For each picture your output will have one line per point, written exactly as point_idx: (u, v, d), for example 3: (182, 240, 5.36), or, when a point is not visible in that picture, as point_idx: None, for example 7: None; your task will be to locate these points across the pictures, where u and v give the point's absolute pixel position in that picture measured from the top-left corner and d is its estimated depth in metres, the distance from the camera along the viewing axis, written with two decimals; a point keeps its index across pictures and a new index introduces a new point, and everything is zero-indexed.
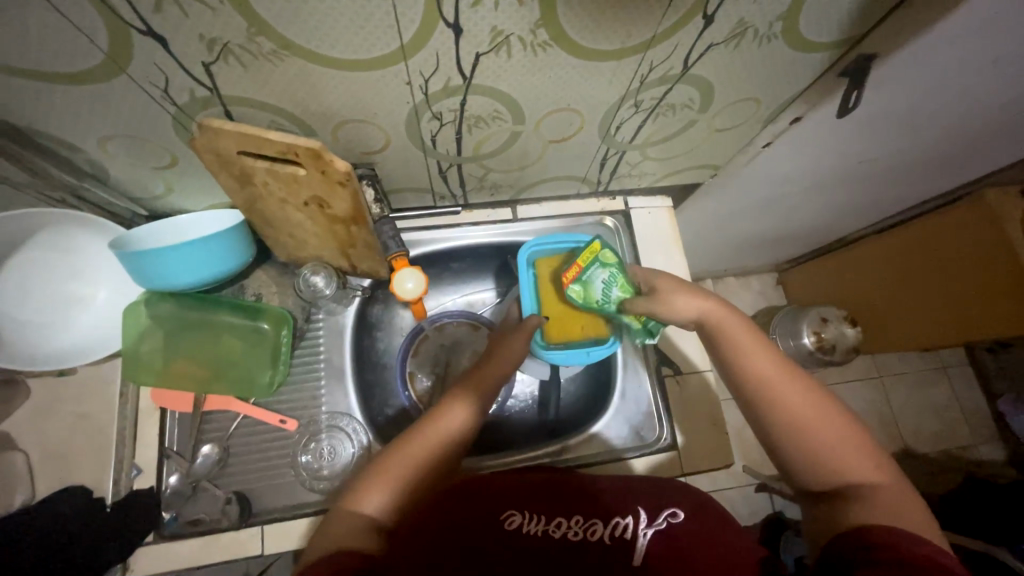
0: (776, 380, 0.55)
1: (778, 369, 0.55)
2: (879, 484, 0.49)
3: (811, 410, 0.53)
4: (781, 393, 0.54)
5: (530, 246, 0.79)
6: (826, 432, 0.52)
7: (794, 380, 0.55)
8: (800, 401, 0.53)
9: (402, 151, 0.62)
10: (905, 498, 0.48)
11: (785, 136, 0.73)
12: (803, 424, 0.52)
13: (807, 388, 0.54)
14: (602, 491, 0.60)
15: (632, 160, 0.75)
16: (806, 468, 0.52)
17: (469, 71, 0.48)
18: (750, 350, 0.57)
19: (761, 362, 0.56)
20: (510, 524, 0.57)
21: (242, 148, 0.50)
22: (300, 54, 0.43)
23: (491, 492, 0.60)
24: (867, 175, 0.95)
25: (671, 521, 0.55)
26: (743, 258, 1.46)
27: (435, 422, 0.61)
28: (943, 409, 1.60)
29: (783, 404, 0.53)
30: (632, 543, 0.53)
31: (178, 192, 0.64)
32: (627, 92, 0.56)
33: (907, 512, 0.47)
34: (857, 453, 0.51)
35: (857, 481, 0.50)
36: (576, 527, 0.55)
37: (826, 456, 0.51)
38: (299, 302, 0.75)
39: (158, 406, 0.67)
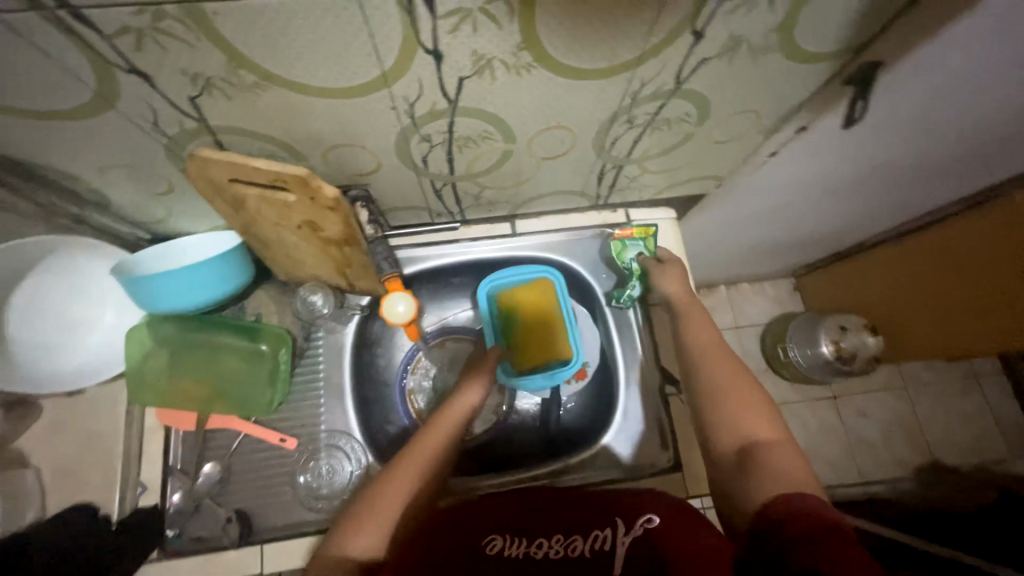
0: (710, 346, 0.67)
1: (719, 346, 0.66)
2: (777, 443, 0.54)
3: (734, 376, 0.62)
4: (709, 355, 0.65)
5: (490, 280, 0.84)
6: (738, 394, 0.59)
7: (728, 356, 0.65)
8: (723, 364, 0.63)
9: (395, 172, 0.62)
10: (799, 459, 0.52)
11: (792, 143, 0.70)
12: (724, 382, 0.61)
13: (736, 361, 0.64)
14: (584, 504, 0.58)
15: (630, 174, 0.73)
16: (718, 420, 0.59)
17: (454, 93, 0.48)
18: (695, 324, 0.70)
19: (703, 332, 0.69)
20: (492, 549, 0.55)
21: (233, 176, 0.51)
22: (283, 84, 0.43)
23: (471, 515, 0.59)
24: (883, 180, 0.91)
25: (647, 526, 0.53)
26: (756, 264, 1.42)
27: (437, 422, 0.68)
28: (975, 420, 1.53)
29: (714, 365, 0.64)
30: (612, 554, 0.52)
31: (177, 216, 0.65)
32: (619, 109, 0.55)
33: (799, 466, 0.52)
34: (762, 414, 0.57)
35: (762, 439, 0.55)
36: (557, 546, 0.54)
37: (732, 407, 0.59)
38: (299, 321, 0.76)
39: (163, 424, 0.69)
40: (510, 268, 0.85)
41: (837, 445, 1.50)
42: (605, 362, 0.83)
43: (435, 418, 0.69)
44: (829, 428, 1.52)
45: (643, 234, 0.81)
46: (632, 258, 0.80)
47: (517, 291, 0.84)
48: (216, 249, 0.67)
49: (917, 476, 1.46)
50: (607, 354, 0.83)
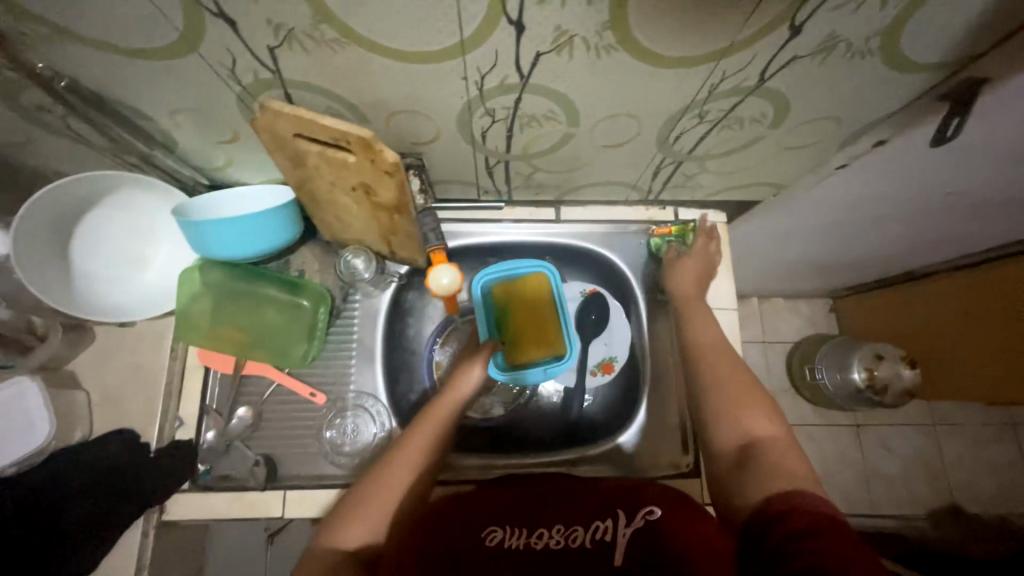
0: (710, 340, 0.69)
1: (716, 343, 0.68)
2: (773, 438, 0.56)
3: (733, 373, 0.64)
4: (707, 353, 0.67)
5: (486, 273, 0.82)
6: (738, 391, 0.61)
7: (725, 354, 0.67)
8: (721, 362, 0.66)
9: (451, 144, 0.61)
10: (794, 451, 0.54)
11: (864, 157, 0.67)
12: (724, 379, 0.63)
13: (734, 359, 0.66)
14: (585, 490, 0.59)
15: (688, 172, 0.71)
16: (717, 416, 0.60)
17: (528, 69, 0.47)
18: (695, 320, 0.72)
19: (704, 329, 0.71)
20: (491, 541, 0.55)
21: (298, 131, 0.52)
22: (362, 43, 0.43)
23: (473, 506, 0.60)
24: (953, 208, 0.85)
25: (648, 518, 0.53)
26: (796, 280, 1.37)
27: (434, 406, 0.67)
28: (1005, 469, 1.46)
29: (714, 365, 0.65)
30: (612, 545, 0.53)
31: (236, 166, 0.66)
32: (692, 102, 0.53)
33: (794, 459, 0.53)
34: (760, 412, 0.59)
35: (761, 436, 0.56)
36: (557, 535, 0.55)
37: (730, 401, 0.60)
38: (339, 282, 0.77)
39: (204, 364, 0.72)
40: (512, 261, 0.82)
41: (854, 475, 1.46)
42: (633, 359, 0.83)
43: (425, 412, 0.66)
44: (847, 456, 1.48)
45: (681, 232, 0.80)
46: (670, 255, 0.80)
47: (518, 285, 0.82)
48: (270, 202, 0.68)
49: (933, 517, 1.42)
50: (637, 351, 0.83)
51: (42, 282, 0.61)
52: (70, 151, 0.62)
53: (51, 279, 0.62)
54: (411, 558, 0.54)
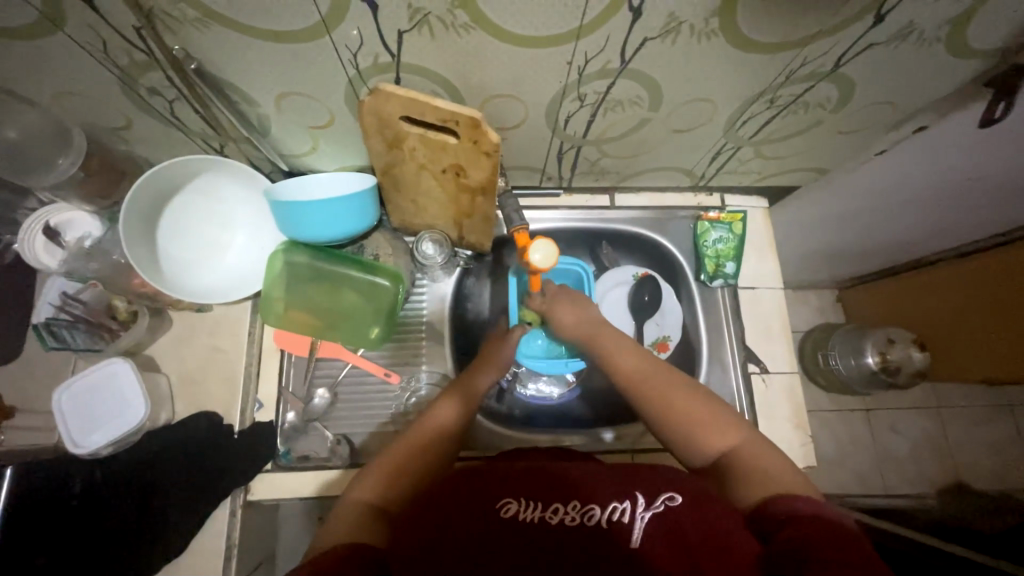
0: (633, 371, 0.62)
1: (645, 366, 0.63)
2: (742, 445, 0.55)
3: (678, 398, 0.59)
4: (642, 382, 0.61)
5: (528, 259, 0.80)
6: (695, 414, 0.58)
7: (658, 375, 0.61)
8: (660, 391, 0.60)
9: (534, 129, 0.65)
10: (766, 451, 0.54)
11: (904, 144, 0.72)
12: (673, 411, 0.58)
13: (672, 380, 0.61)
14: (601, 474, 0.53)
15: (743, 157, 0.76)
16: (687, 447, 0.57)
17: (630, 55, 0.51)
18: (615, 352, 0.65)
19: (625, 360, 0.64)
20: (506, 513, 0.49)
21: (405, 112, 0.54)
22: (488, 28, 0.46)
23: (479, 479, 0.52)
24: (972, 196, 0.92)
25: (669, 504, 0.48)
26: (813, 270, 1.44)
27: (434, 412, 0.64)
28: (1006, 448, 1.54)
29: (656, 395, 0.60)
30: (630, 529, 0.47)
31: (319, 151, 0.69)
32: (767, 88, 0.58)
33: (769, 462, 0.53)
34: (721, 425, 0.57)
35: (732, 449, 0.55)
36: (573, 513, 0.48)
37: (690, 427, 0.57)
38: (409, 262, 0.79)
39: (279, 347, 0.74)
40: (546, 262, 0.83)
41: (866, 457, 1.53)
42: (686, 341, 0.86)
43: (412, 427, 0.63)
44: (860, 438, 1.55)
45: (731, 220, 0.85)
46: (715, 240, 0.84)
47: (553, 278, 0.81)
48: (348, 186, 0.69)
49: (943, 495, 1.49)
50: (690, 332, 0.86)
51: (139, 258, 0.62)
52: (162, 135, 0.64)
53: (142, 256, 0.64)
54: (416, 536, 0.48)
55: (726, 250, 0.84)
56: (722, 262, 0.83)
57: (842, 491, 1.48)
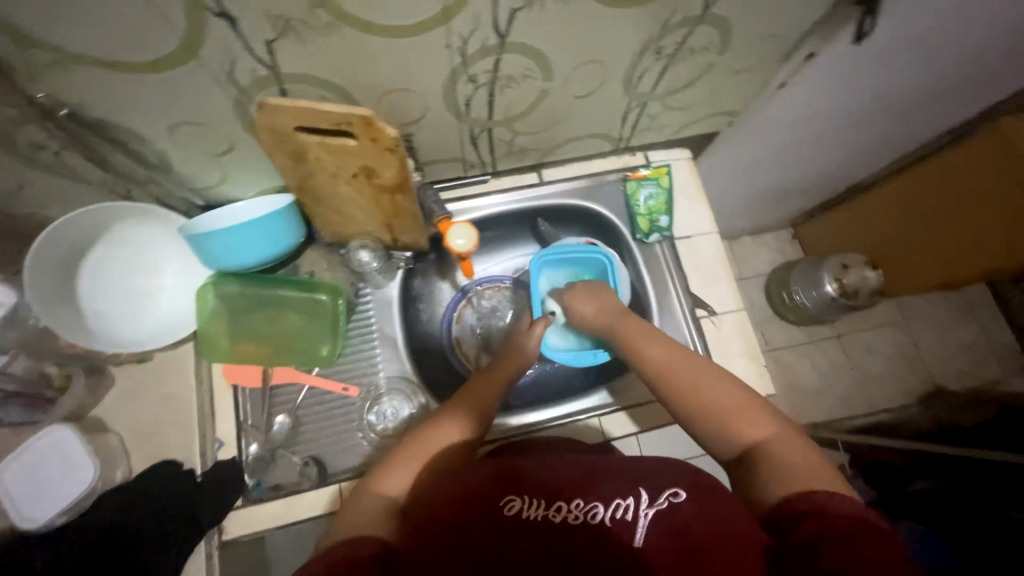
0: (659, 357, 0.61)
1: (670, 352, 0.61)
2: (772, 439, 0.52)
3: (706, 383, 0.57)
4: (668, 368, 0.59)
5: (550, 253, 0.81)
6: (724, 401, 0.55)
7: (685, 359, 0.60)
8: (690, 375, 0.58)
9: (438, 119, 0.65)
10: (799, 447, 0.51)
11: (801, 73, 0.75)
12: (701, 395, 0.56)
13: (704, 365, 0.59)
14: (610, 470, 0.55)
15: (652, 113, 0.77)
16: (714, 436, 0.55)
17: (505, 28, 0.52)
18: (639, 337, 0.64)
19: (649, 347, 0.62)
20: (509, 510, 0.51)
21: (299, 123, 0.54)
22: (355, 24, 0.46)
23: (490, 478, 0.55)
24: (882, 113, 0.95)
25: (673, 501, 0.50)
26: (760, 213, 1.48)
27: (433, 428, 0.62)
28: (972, 346, 1.61)
29: (680, 379, 0.58)
30: (632, 525, 0.49)
31: (231, 179, 0.68)
32: (650, 39, 0.59)
33: (799, 457, 0.49)
34: (752, 415, 0.54)
35: (759, 441, 0.52)
36: (576, 510, 0.51)
37: (720, 414, 0.55)
38: (349, 275, 0.79)
39: (231, 382, 0.72)
40: (568, 245, 0.81)
41: (845, 381, 1.58)
42: (637, 300, 0.87)
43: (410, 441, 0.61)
44: (836, 364, 1.60)
45: (657, 175, 0.87)
46: (645, 198, 0.86)
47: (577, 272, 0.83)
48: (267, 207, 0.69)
49: (923, 403, 1.55)
50: (640, 290, 0.88)
51: (59, 321, 0.62)
52: (62, 189, 0.62)
53: (66, 318, 0.64)
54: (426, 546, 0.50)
55: (655, 206, 0.86)
56: (656, 219, 0.86)
57: (828, 418, 1.53)
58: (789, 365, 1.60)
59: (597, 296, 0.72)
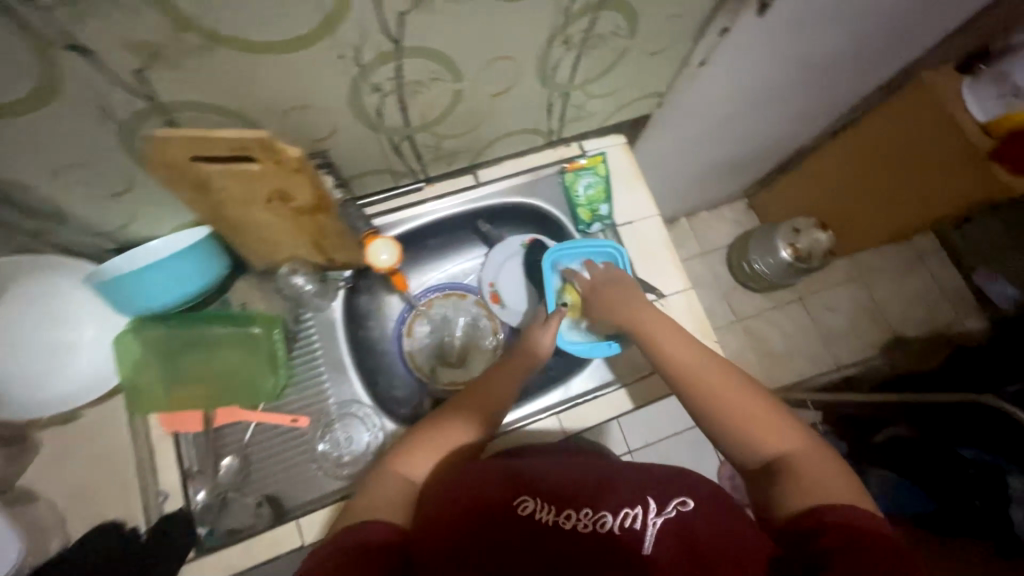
0: (685, 359, 0.62)
1: (698, 356, 0.62)
2: (796, 451, 0.53)
3: (731, 391, 0.58)
4: (694, 372, 0.61)
5: (560, 249, 0.82)
6: (748, 408, 0.56)
7: (712, 364, 0.61)
8: (716, 384, 0.59)
9: (352, 131, 0.63)
10: (823, 462, 0.52)
11: (719, 48, 0.74)
12: (726, 401, 0.57)
13: (730, 375, 0.59)
14: (622, 477, 0.55)
15: (577, 102, 0.76)
16: (738, 444, 0.56)
17: (398, 33, 0.49)
18: (666, 339, 0.65)
19: (678, 350, 0.64)
20: (523, 510, 0.52)
21: (195, 152, 0.51)
22: (231, 42, 0.43)
23: (504, 480, 0.56)
24: (808, 80, 0.96)
25: (681, 509, 0.50)
26: (711, 190, 1.50)
27: (448, 426, 0.63)
28: (922, 294, 1.61)
29: (702, 384, 0.59)
30: (642, 534, 0.49)
31: (140, 220, 0.64)
32: (555, 30, 0.58)
33: (823, 472, 0.50)
34: (777, 426, 0.55)
35: (783, 453, 0.53)
36: (586, 519, 0.51)
37: (742, 422, 0.56)
38: (287, 302, 0.76)
39: (171, 432, 0.68)
40: (581, 241, 0.82)
41: (811, 340, 1.59)
42: None
43: (425, 430, 0.63)
44: (802, 326, 1.60)
45: (594, 164, 0.87)
46: (584, 187, 0.86)
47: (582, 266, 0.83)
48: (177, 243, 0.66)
49: (886, 352, 1.56)
50: None
51: None
52: None
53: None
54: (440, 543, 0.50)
55: (594, 196, 0.86)
56: (597, 208, 0.85)
57: (799, 380, 1.54)
58: (757, 331, 1.60)
59: (623, 290, 0.73)
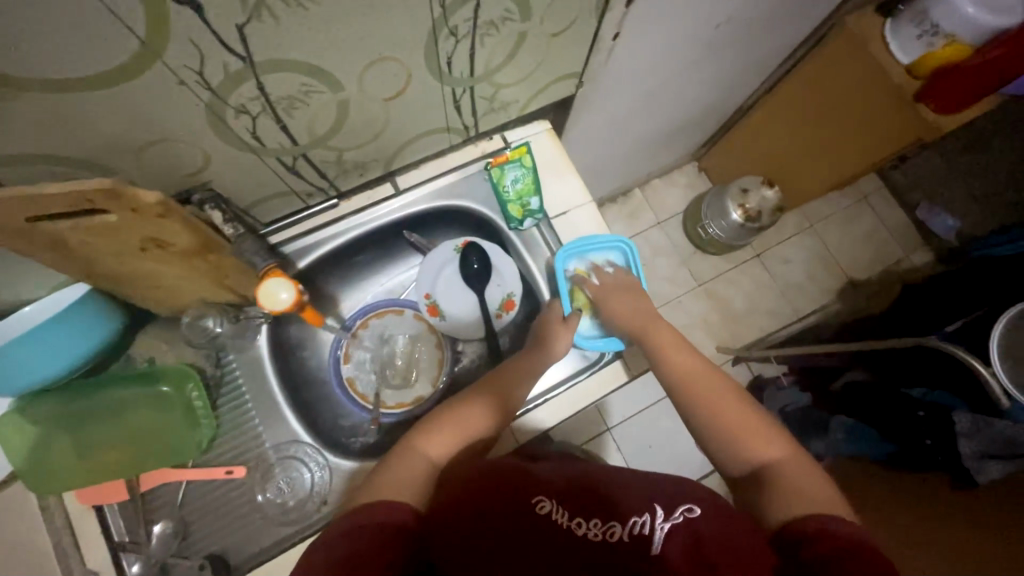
0: (686, 367, 0.67)
1: (695, 364, 0.67)
2: (782, 459, 0.56)
3: (726, 399, 0.62)
4: (691, 379, 0.65)
5: (575, 246, 0.80)
6: (740, 417, 0.60)
7: (708, 373, 0.66)
8: (713, 391, 0.64)
9: (230, 159, 0.56)
10: (808, 471, 0.54)
11: (629, 19, 0.69)
12: (721, 408, 0.62)
13: (725, 385, 0.64)
14: (634, 482, 0.55)
15: (485, 94, 0.71)
16: (729, 450, 0.59)
17: (242, 49, 0.43)
18: (668, 348, 0.70)
19: (677, 358, 0.68)
20: (541, 509, 0.51)
21: (31, 214, 0.44)
22: (30, 85, 0.37)
23: (520, 477, 0.55)
24: (729, 40, 0.93)
25: (688, 516, 0.50)
26: (656, 159, 1.47)
27: (465, 415, 0.64)
28: (872, 234, 1.61)
29: (698, 392, 0.64)
30: (651, 539, 0.48)
31: (4, 286, 0.57)
32: (435, 23, 0.52)
33: (806, 478, 0.53)
34: (766, 435, 0.58)
35: (769, 460, 0.56)
36: (593, 528, 0.49)
37: (732, 428, 0.60)
38: (201, 352, 0.71)
39: (90, 505, 0.64)
40: (596, 237, 0.81)
41: (769, 295, 1.57)
42: (530, 288, 0.84)
43: (441, 416, 0.65)
44: (762, 284, 1.58)
45: (520, 155, 0.80)
46: (512, 181, 0.80)
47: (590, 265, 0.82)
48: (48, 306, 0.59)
49: (841, 298, 1.56)
50: (531, 280, 0.84)
51: None
52: None
53: None
54: (453, 523, 0.50)
55: (523, 189, 0.80)
56: (529, 202, 0.80)
57: (763, 335, 1.53)
58: (717, 292, 1.57)
59: (628, 299, 0.76)
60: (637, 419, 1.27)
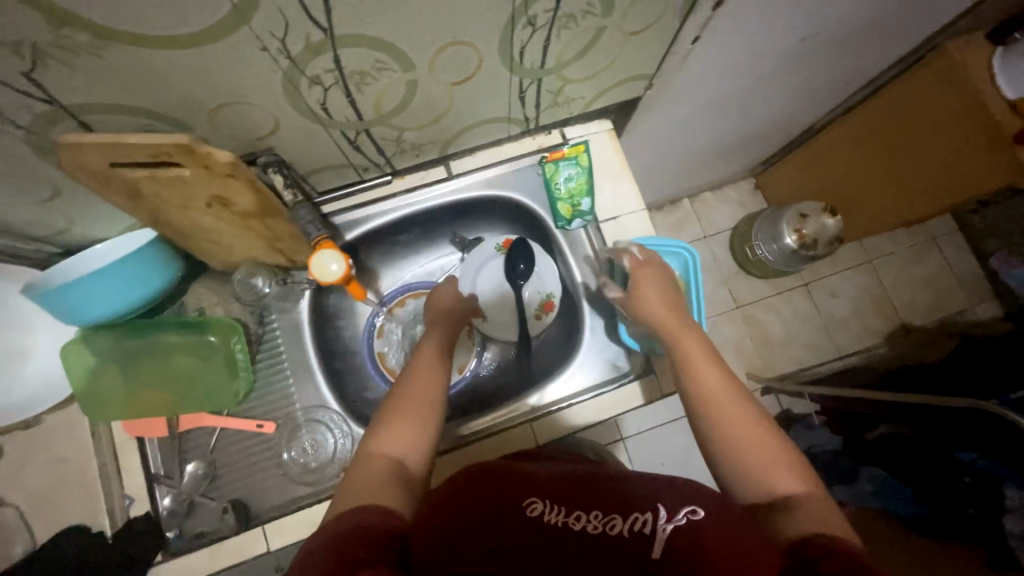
0: (712, 385, 0.56)
1: (721, 380, 0.56)
2: (804, 495, 0.47)
3: (751, 422, 0.53)
4: (714, 395, 0.55)
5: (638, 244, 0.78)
6: (761, 443, 0.51)
7: (735, 393, 0.55)
8: (737, 408, 0.54)
9: (297, 128, 0.58)
10: (833, 512, 0.45)
11: (712, 24, 0.65)
12: (738, 429, 0.52)
13: (749, 406, 0.54)
14: (631, 483, 0.52)
15: (552, 88, 0.69)
16: (744, 478, 0.50)
17: (325, 22, 0.43)
18: (695, 358, 0.58)
19: (703, 372, 0.56)
20: (531, 512, 0.48)
21: (114, 160, 0.47)
22: (125, 39, 0.39)
23: (510, 478, 0.53)
24: (814, 55, 0.87)
25: (692, 517, 0.47)
26: (711, 171, 1.41)
27: (418, 376, 0.62)
28: (935, 278, 1.51)
29: (728, 418, 0.53)
30: (652, 537, 0.46)
31: (80, 223, 0.61)
32: (514, 11, 0.50)
33: (829, 517, 0.44)
34: (788, 465, 0.50)
35: (790, 492, 0.48)
36: (595, 521, 0.47)
37: (750, 453, 0.51)
38: (247, 308, 0.75)
39: (135, 436, 0.69)
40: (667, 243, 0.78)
41: (811, 327, 1.50)
42: (568, 292, 0.83)
43: (406, 387, 0.61)
44: (805, 315, 1.50)
45: (576, 153, 0.78)
46: (564, 179, 0.78)
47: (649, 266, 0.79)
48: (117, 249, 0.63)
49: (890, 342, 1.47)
50: (571, 286, 0.83)
51: None
52: None
53: None
54: (435, 525, 0.47)
55: (575, 189, 0.78)
56: (580, 203, 0.79)
57: (796, 367, 1.47)
58: (757, 318, 1.50)
59: (666, 291, 0.66)
60: (652, 433, 1.24)
